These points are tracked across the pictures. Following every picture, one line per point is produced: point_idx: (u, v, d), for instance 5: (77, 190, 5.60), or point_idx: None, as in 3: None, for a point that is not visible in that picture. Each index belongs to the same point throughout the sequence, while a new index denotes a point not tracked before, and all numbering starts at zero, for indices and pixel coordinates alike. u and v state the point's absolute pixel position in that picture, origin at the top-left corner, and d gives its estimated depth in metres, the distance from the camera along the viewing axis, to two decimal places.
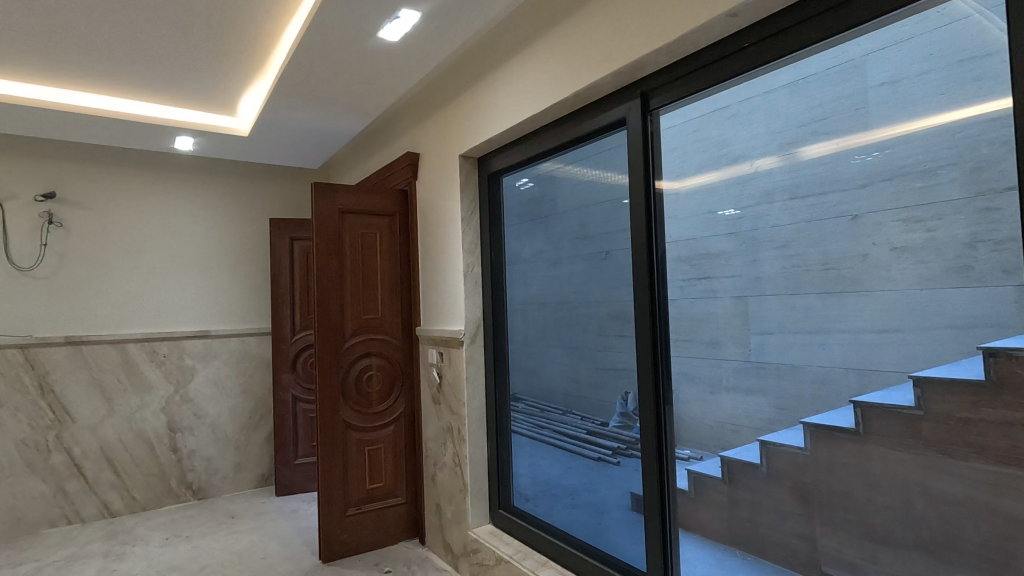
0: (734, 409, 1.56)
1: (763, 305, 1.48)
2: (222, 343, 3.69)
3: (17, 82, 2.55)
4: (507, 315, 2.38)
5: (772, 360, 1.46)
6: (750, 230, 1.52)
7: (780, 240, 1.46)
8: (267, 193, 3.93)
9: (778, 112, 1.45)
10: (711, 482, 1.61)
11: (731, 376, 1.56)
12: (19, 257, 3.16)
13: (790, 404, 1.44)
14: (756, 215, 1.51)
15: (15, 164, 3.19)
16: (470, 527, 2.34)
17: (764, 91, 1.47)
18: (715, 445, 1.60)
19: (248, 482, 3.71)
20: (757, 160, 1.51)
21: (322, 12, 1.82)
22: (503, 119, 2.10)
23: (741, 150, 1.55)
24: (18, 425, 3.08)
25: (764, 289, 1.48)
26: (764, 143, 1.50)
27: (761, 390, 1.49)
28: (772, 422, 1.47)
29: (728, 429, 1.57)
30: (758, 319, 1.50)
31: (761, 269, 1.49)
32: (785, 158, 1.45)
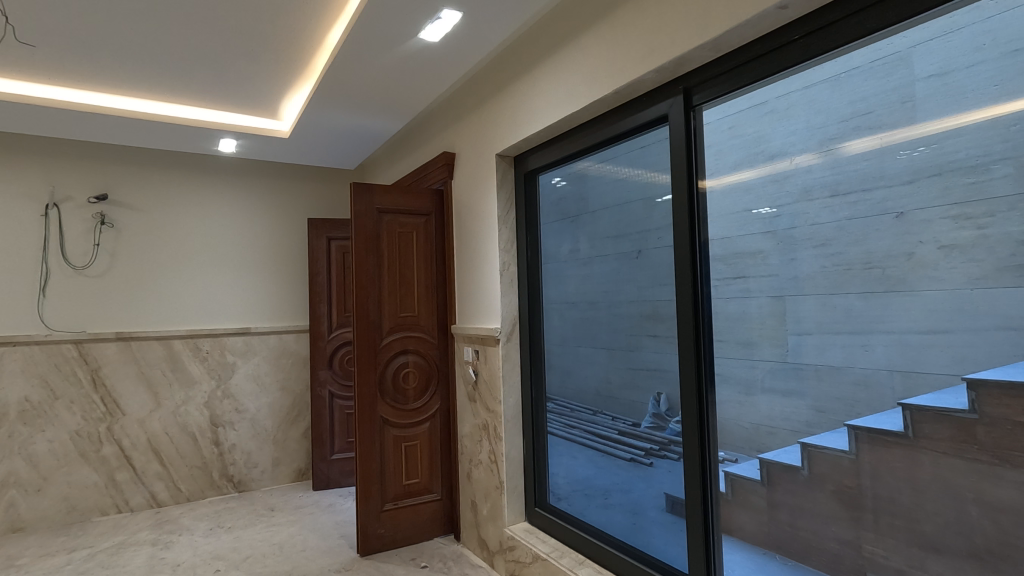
0: (770, 412, 1.53)
1: (801, 305, 1.45)
2: (262, 340, 3.78)
3: (73, 88, 2.67)
4: (543, 314, 2.37)
5: (810, 361, 1.43)
6: (788, 229, 1.48)
7: (819, 238, 1.42)
8: (305, 193, 4.02)
9: (818, 105, 1.41)
10: (746, 483, 1.59)
11: (767, 378, 1.53)
12: (73, 256, 3.30)
13: (828, 406, 1.40)
14: (793, 214, 1.47)
15: (70, 166, 3.34)
16: (507, 525, 2.34)
17: (804, 86, 1.44)
18: (752, 448, 1.56)
19: (286, 476, 3.80)
20: (797, 157, 1.47)
21: (365, 14, 1.85)
22: (541, 118, 2.10)
23: (780, 147, 1.51)
24: (73, 417, 3.23)
25: (802, 290, 1.44)
26: (802, 140, 1.46)
27: (798, 393, 1.46)
28: (810, 425, 1.43)
29: (764, 431, 1.54)
30: (795, 318, 1.46)
31: (799, 269, 1.45)
32: (825, 156, 1.41)
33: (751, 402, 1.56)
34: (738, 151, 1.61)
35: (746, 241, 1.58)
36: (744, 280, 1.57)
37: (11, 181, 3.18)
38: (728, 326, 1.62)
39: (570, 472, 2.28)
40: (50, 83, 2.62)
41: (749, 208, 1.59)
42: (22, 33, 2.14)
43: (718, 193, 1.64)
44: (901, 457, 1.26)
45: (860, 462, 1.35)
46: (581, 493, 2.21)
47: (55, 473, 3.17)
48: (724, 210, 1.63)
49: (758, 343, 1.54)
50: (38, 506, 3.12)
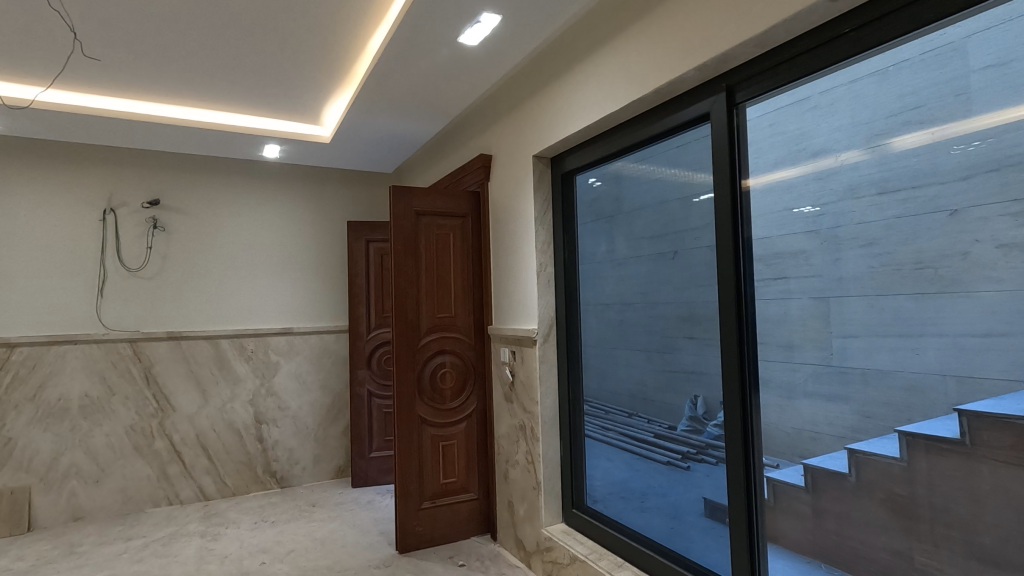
0: (813, 417, 1.49)
1: (846, 306, 1.40)
2: (303, 340, 3.89)
3: (129, 98, 2.80)
4: (580, 314, 2.36)
5: (856, 365, 1.38)
6: (832, 228, 1.44)
7: (866, 236, 1.37)
8: (345, 197, 4.11)
9: (864, 100, 1.37)
10: (788, 490, 1.55)
11: (811, 382, 1.49)
12: (128, 258, 3.47)
13: (875, 412, 1.35)
14: (837, 212, 1.42)
15: (125, 173, 3.50)
16: (544, 525, 2.35)
17: (848, 81, 1.39)
18: (795, 453, 1.53)
19: (326, 472, 3.89)
20: (841, 154, 1.42)
21: (407, 20, 1.88)
22: (578, 119, 2.11)
23: (823, 144, 1.46)
24: (128, 412, 3.38)
25: (847, 291, 1.40)
26: (847, 135, 1.41)
27: (843, 397, 1.42)
28: (857, 431, 1.39)
29: (807, 436, 1.51)
30: (841, 320, 1.42)
31: (844, 269, 1.41)
32: (871, 153, 1.36)
33: (794, 407, 1.52)
34: (779, 149, 1.58)
35: (789, 241, 1.54)
36: (786, 280, 1.54)
37: (71, 188, 3.36)
38: (768, 328, 1.59)
39: (606, 474, 2.27)
40: (111, 95, 2.77)
41: (791, 207, 1.55)
42: (87, 48, 2.26)
43: (759, 192, 1.61)
44: (958, 465, 1.21)
45: (912, 470, 1.29)
46: (617, 496, 2.20)
47: (112, 466, 3.33)
48: (766, 210, 1.60)
49: (801, 346, 1.51)
50: (97, 496, 3.28)
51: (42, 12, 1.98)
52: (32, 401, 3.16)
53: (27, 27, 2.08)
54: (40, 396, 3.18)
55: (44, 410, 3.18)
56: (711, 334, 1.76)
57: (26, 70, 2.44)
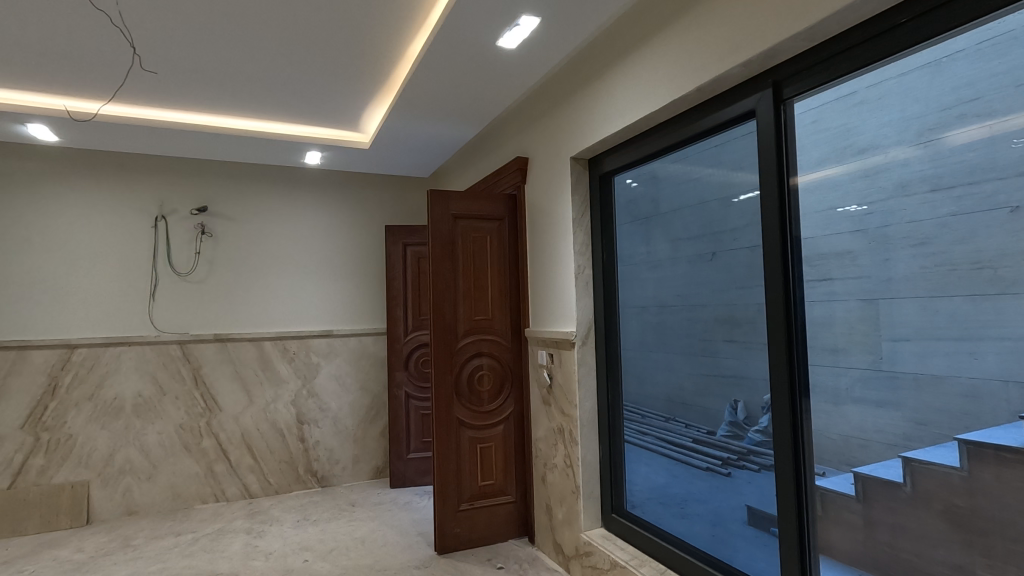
0: (861, 424, 1.43)
1: (896, 308, 1.34)
2: (343, 342, 3.97)
3: (180, 109, 2.91)
4: (619, 317, 2.33)
5: (908, 370, 1.32)
6: (882, 227, 1.38)
7: (918, 236, 1.31)
8: (382, 202, 4.18)
9: (915, 93, 1.31)
10: (837, 499, 1.49)
11: (859, 387, 1.43)
12: (178, 263, 3.61)
13: (930, 419, 1.29)
14: (886, 211, 1.37)
15: (175, 181, 3.64)
16: (583, 530, 2.32)
17: (897, 74, 1.34)
18: (843, 461, 1.47)
19: (365, 473, 3.95)
20: (891, 151, 1.36)
21: (447, 26, 1.90)
22: (617, 120, 2.09)
23: (871, 140, 1.41)
24: (177, 411, 3.51)
25: (897, 292, 1.34)
26: (896, 131, 1.35)
27: (894, 403, 1.36)
28: (909, 439, 1.33)
29: (854, 444, 1.45)
30: (891, 323, 1.36)
31: (894, 270, 1.35)
32: (923, 148, 1.30)
33: (844, 414, 1.46)
34: (824, 146, 1.52)
35: (835, 241, 1.49)
36: (832, 281, 1.49)
37: (126, 197, 3.51)
38: (813, 332, 1.54)
39: (645, 479, 2.23)
40: (164, 107, 2.89)
41: (836, 206, 1.49)
42: (144, 63, 2.36)
43: (802, 190, 1.55)
44: None
45: (973, 481, 1.22)
46: (656, 501, 2.17)
47: (163, 463, 3.46)
48: (810, 209, 1.54)
49: (850, 349, 1.44)
50: (150, 492, 3.41)
51: (105, 30, 2.09)
52: (90, 400, 3.32)
53: (90, 44, 2.19)
54: (97, 396, 3.33)
55: (101, 408, 3.34)
56: (755, 337, 1.71)
57: (89, 85, 2.57)
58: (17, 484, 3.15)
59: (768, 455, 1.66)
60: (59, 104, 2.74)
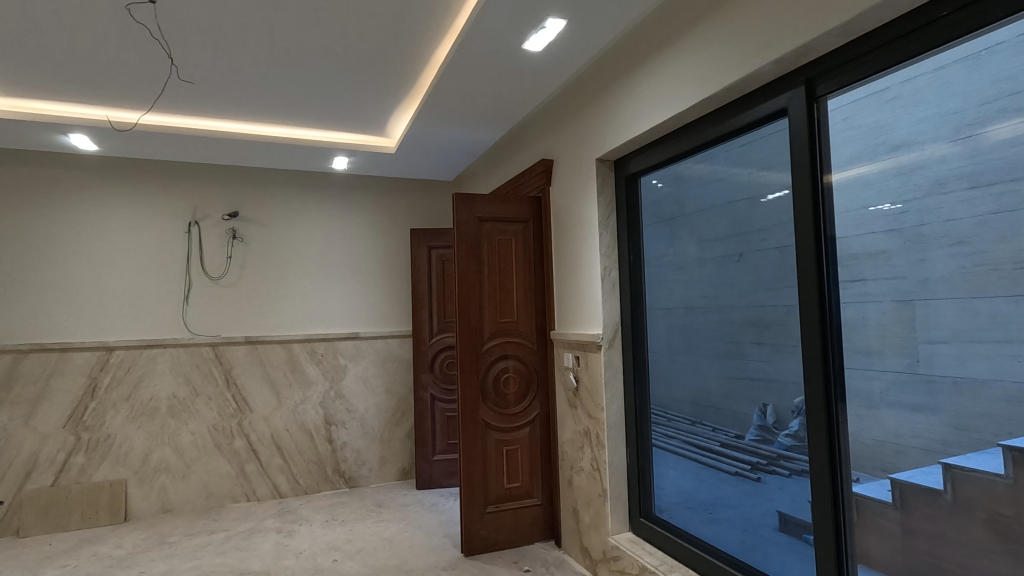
0: (898, 429, 1.39)
1: (934, 309, 1.30)
2: (369, 344, 4.02)
3: (213, 117, 2.98)
4: (646, 319, 2.31)
5: (946, 374, 1.28)
6: (917, 226, 1.34)
7: (957, 235, 1.27)
8: (407, 206, 4.22)
9: (953, 88, 1.27)
10: (874, 506, 1.44)
11: (895, 391, 1.39)
12: (211, 267, 3.70)
13: (971, 424, 1.24)
14: (922, 210, 1.33)
15: (208, 188, 3.73)
16: (610, 534, 2.30)
17: (934, 68, 1.30)
18: (879, 467, 1.43)
19: (391, 474, 3.99)
20: (927, 147, 1.33)
21: (473, 31, 1.92)
22: (644, 121, 2.07)
23: (905, 137, 1.37)
24: (210, 412, 3.59)
25: (935, 293, 1.30)
26: (934, 127, 1.31)
27: (932, 408, 1.31)
28: (949, 445, 1.29)
29: (890, 449, 1.40)
30: (928, 324, 1.32)
31: (931, 270, 1.31)
32: (961, 144, 1.26)
33: (880, 419, 1.42)
34: (856, 143, 1.48)
35: (868, 241, 1.44)
36: (865, 282, 1.45)
37: (161, 203, 3.62)
38: (846, 334, 1.50)
39: (673, 484, 2.21)
40: (199, 116, 2.96)
41: (868, 205, 1.46)
42: (181, 73, 2.43)
43: (833, 189, 1.52)
44: None
45: (1019, 489, 1.18)
46: (684, 506, 2.15)
47: (196, 462, 3.54)
48: (843, 209, 1.51)
49: (886, 353, 1.40)
50: (184, 490, 3.50)
51: (145, 43, 2.16)
52: (128, 400, 3.42)
53: (131, 56, 2.26)
54: (134, 396, 3.43)
55: (138, 408, 3.44)
56: (787, 340, 1.68)
57: (130, 96, 2.66)
58: (60, 481, 3.26)
59: (799, 460, 1.64)
60: (100, 115, 2.84)
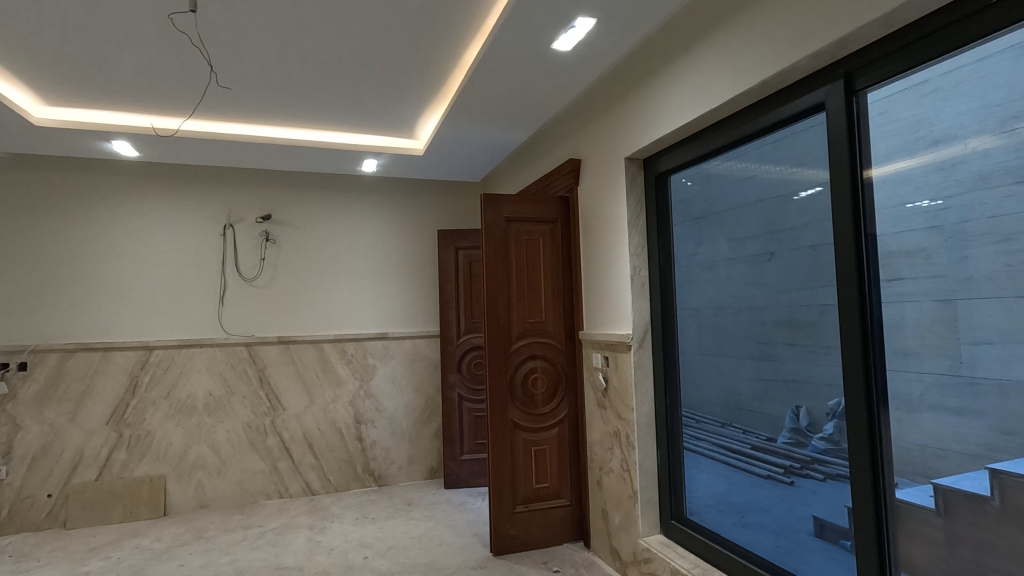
0: (940, 433, 1.34)
1: (977, 309, 1.26)
2: (398, 344, 4.06)
3: (247, 122, 3.05)
4: (677, 320, 2.28)
5: (991, 376, 1.23)
6: (959, 223, 1.29)
7: (1003, 231, 1.22)
8: (435, 207, 4.25)
9: (997, 79, 1.22)
10: (914, 512, 1.40)
11: (937, 393, 1.34)
12: (245, 268, 3.79)
13: (1018, 429, 1.19)
14: (964, 205, 1.28)
15: (242, 192, 3.83)
16: (641, 536, 2.27)
17: (977, 59, 1.26)
18: (921, 472, 1.38)
19: (420, 473, 4.02)
20: (969, 141, 1.28)
21: (503, 32, 1.93)
22: (674, 119, 2.05)
23: (946, 130, 1.32)
24: (245, 410, 3.68)
25: (978, 292, 1.25)
26: (976, 119, 1.26)
27: (975, 412, 1.26)
28: (994, 450, 1.23)
29: (931, 454, 1.36)
30: (971, 324, 1.27)
31: (974, 268, 1.27)
32: (1006, 137, 1.21)
33: (921, 423, 1.37)
34: (893, 138, 1.44)
35: (907, 238, 1.40)
36: (904, 281, 1.41)
37: (198, 207, 3.72)
38: (886, 335, 1.45)
39: (706, 486, 2.18)
40: (234, 121, 3.03)
41: (907, 202, 1.41)
42: (219, 79, 2.50)
43: (871, 186, 1.48)
44: None
45: None
46: (716, 509, 2.11)
47: (231, 459, 3.63)
48: (881, 205, 1.46)
49: (927, 353, 1.35)
50: (220, 486, 3.59)
51: (187, 51, 2.22)
52: (166, 398, 3.53)
53: (174, 64, 2.34)
54: (172, 394, 3.54)
55: (176, 406, 3.54)
56: (823, 340, 1.64)
57: (171, 103, 2.75)
58: (103, 476, 3.38)
59: (834, 463, 1.61)
60: (145, 122, 2.95)
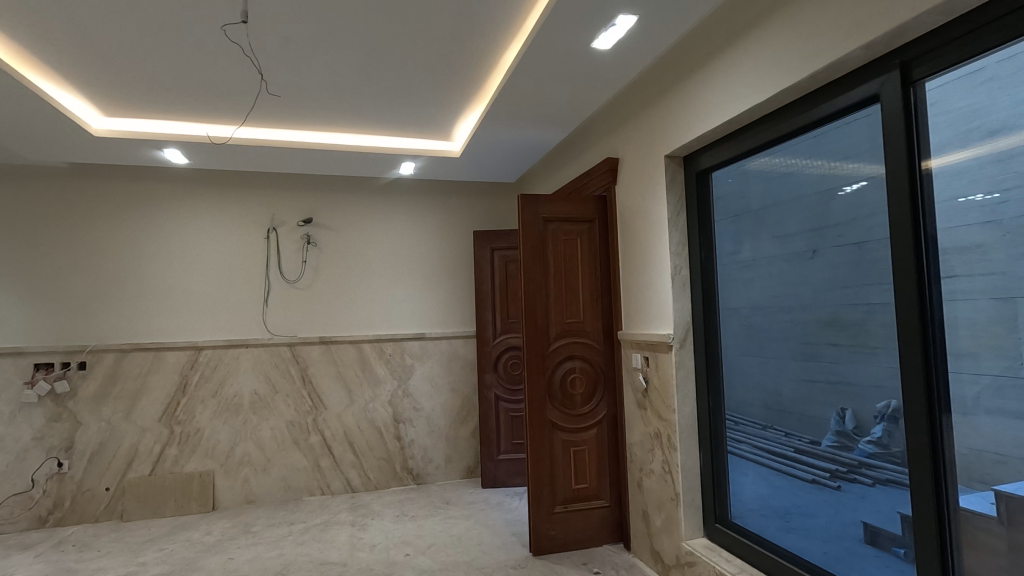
0: (999, 437, 1.28)
1: None
2: (435, 344, 4.11)
3: (290, 128, 3.13)
4: (719, 319, 2.24)
5: None
6: (1020, 217, 1.24)
7: None
8: (470, 208, 4.28)
9: None
10: (973, 519, 1.34)
11: (995, 396, 1.29)
12: (288, 270, 3.89)
13: None
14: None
15: (284, 196, 3.93)
16: (684, 539, 2.24)
17: None
18: (980, 478, 1.32)
19: (457, 472, 4.06)
20: None
21: (543, 32, 1.93)
22: (717, 115, 2.01)
23: (1006, 121, 1.27)
24: (288, 408, 3.78)
25: None
26: None
27: None
28: None
29: (990, 459, 1.30)
30: None
31: None
32: None
33: (979, 427, 1.31)
34: (947, 130, 1.39)
35: (962, 234, 1.35)
36: (959, 279, 1.35)
37: (243, 211, 3.84)
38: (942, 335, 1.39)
39: (752, 489, 2.14)
40: (279, 127, 3.12)
41: (961, 196, 1.36)
42: (268, 87, 2.58)
43: (924, 180, 1.42)
44: None
45: None
46: (761, 512, 2.07)
47: (276, 456, 3.73)
48: (933, 200, 1.41)
49: (985, 355, 1.30)
50: (265, 482, 3.69)
51: (239, 61, 2.30)
52: (214, 397, 3.65)
53: (229, 75, 2.44)
54: (220, 392, 3.66)
55: (224, 404, 3.66)
56: (874, 340, 1.59)
57: (222, 111, 2.85)
58: (156, 471, 3.52)
59: (883, 468, 1.58)
60: (200, 130, 3.06)
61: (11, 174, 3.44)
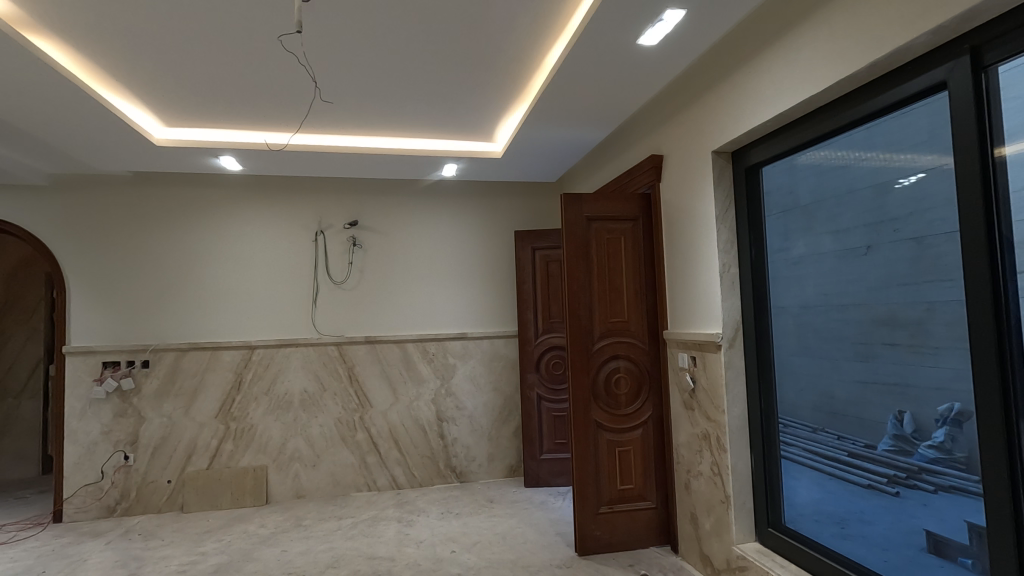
0: None
1: None
2: (477, 344, 4.14)
3: (338, 134, 3.21)
4: (771, 317, 2.17)
5: None
6: None
7: None
8: (511, 208, 4.30)
9: None
10: None
11: None
12: (334, 271, 4.00)
13: None
14: None
15: (330, 200, 4.04)
16: (735, 543, 2.18)
17: None
18: None
19: (499, 471, 4.08)
20: None
21: (588, 31, 1.92)
22: (768, 109, 1.96)
23: None
24: (336, 406, 3.88)
25: None
26: None
27: None
28: None
29: None
30: None
31: None
32: None
33: None
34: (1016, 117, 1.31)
35: None
36: None
37: (292, 215, 3.97)
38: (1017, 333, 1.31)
39: (806, 493, 2.07)
40: (328, 133, 3.21)
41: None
42: (321, 95, 2.66)
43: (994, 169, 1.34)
44: None
45: None
46: (817, 518, 2.01)
47: (325, 453, 3.84)
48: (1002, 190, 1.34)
49: None
50: (315, 477, 3.80)
51: (293, 69, 2.38)
52: (267, 394, 3.79)
53: (286, 84, 2.53)
54: (272, 390, 3.80)
55: (275, 402, 3.79)
56: (936, 340, 1.52)
57: (276, 118, 2.95)
58: (213, 465, 3.67)
59: (945, 474, 1.51)
60: (258, 138, 3.19)
61: (81, 183, 3.65)
